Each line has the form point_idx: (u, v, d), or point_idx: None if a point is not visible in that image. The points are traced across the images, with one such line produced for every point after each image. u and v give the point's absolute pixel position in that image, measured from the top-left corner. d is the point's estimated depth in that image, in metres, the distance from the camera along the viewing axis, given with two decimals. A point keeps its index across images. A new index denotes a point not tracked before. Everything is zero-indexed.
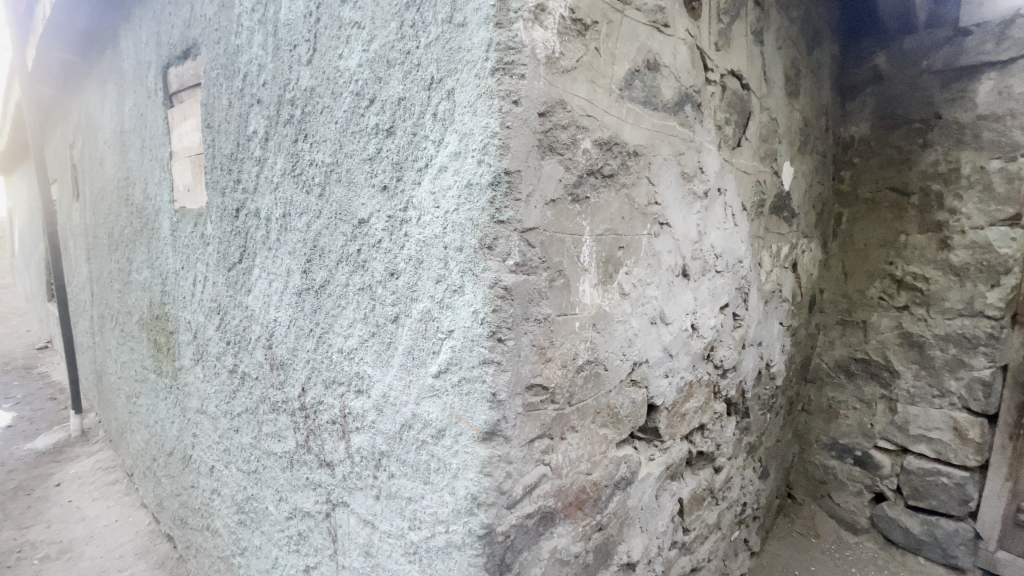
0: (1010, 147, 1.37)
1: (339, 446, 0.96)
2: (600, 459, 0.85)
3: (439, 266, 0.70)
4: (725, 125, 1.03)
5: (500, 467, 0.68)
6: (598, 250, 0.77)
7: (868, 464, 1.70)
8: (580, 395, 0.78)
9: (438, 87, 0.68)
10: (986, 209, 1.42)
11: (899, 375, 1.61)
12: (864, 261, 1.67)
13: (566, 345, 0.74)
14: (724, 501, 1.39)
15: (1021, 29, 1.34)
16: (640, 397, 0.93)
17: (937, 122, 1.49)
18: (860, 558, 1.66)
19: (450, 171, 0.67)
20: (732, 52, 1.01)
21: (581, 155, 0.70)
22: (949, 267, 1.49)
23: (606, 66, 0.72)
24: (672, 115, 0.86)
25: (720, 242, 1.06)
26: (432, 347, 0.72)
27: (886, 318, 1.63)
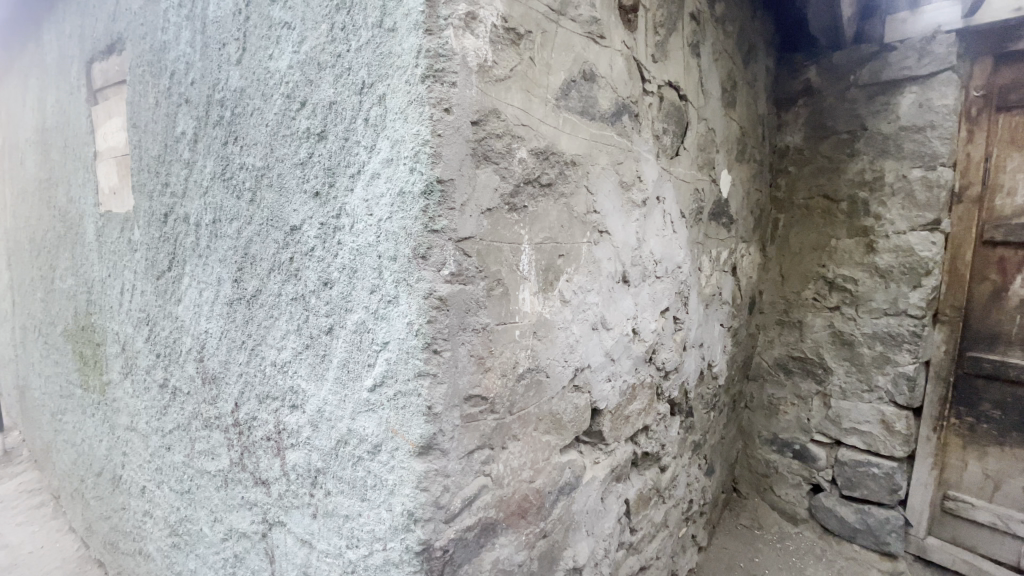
0: (928, 157, 1.48)
1: (274, 463, 0.92)
2: (543, 466, 0.85)
3: (372, 275, 0.67)
4: (663, 135, 1.06)
5: (437, 482, 0.66)
6: (537, 258, 0.77)
7: (805, 457, 1.78)
8: (521, 404, 0.77)
9: (369, 92, 0.66)
10: (908, 215, 1.52)
11: (831, 372, 1.70)
12: (798, 264, 1.75)
13: (505, 354, 0.73)
14: (670, 499, 1.42)
15: (940, 46, 1.43)
16: (583, 402, 0.93)
17: (863, 134, 1.59)
18: (800, 548, 1.74)
19: (382, 178, 0.65)
20: (668, 64, 1.04)
21: (518, 164, 0.69)
22: (875, 270, 1.58)
23: (541, 76, 0.72)
24: (610, 125, 0.88)
25: (659, 249, 1.09)
26: (367, 360, 0.70)
27: (819, 318, 1.72)
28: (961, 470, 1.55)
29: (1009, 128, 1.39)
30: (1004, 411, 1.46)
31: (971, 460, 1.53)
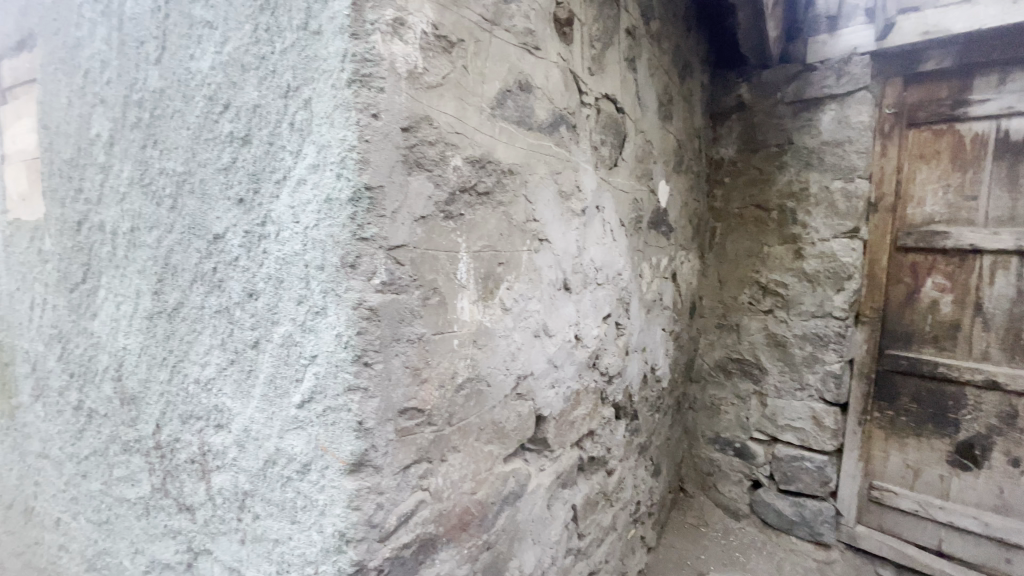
0: (847, 170, 1.59)
1: (199, 488, 0.86)
2: (485, 477, 0.83)
3: (299, 286, 0.64)
4: (602, 146, 1.08)
5: (370, 499, 0.63)
6: (476, 266, 0.75)
7: (746, 455, 1.86)
8: (461, 415, 0.75)
9: (294, 95, 0.64)
10: (831, 223, 1.62)
11: (767, 373, 1.79)
12: (735, 270, 1.84)
13: (443, 364, 0.70)
14: (618, 502, 1.44)
15: (855, 67, 1.55)
16: (526, 410, 0.93)
17: (790, 147, 1.69)
18: (743, 543, 1.80)
19: (309, 184, 0.62)
20: (605, 77, 1.07)
21: (452, 172, 0.68)
22: (804, 275, 1.68)
23: (476, 85, 0.71)
24: (547, 135, 0.89)
25: (600, 256, 1.11)
26: (296, 375, 0.67)
27: (755, 321, 1.80)
28: (884, 460, 1.65)
29: (917, 143, 1.52)
30: (919, 404, 1.58)
31: (893, 451, 1.63)
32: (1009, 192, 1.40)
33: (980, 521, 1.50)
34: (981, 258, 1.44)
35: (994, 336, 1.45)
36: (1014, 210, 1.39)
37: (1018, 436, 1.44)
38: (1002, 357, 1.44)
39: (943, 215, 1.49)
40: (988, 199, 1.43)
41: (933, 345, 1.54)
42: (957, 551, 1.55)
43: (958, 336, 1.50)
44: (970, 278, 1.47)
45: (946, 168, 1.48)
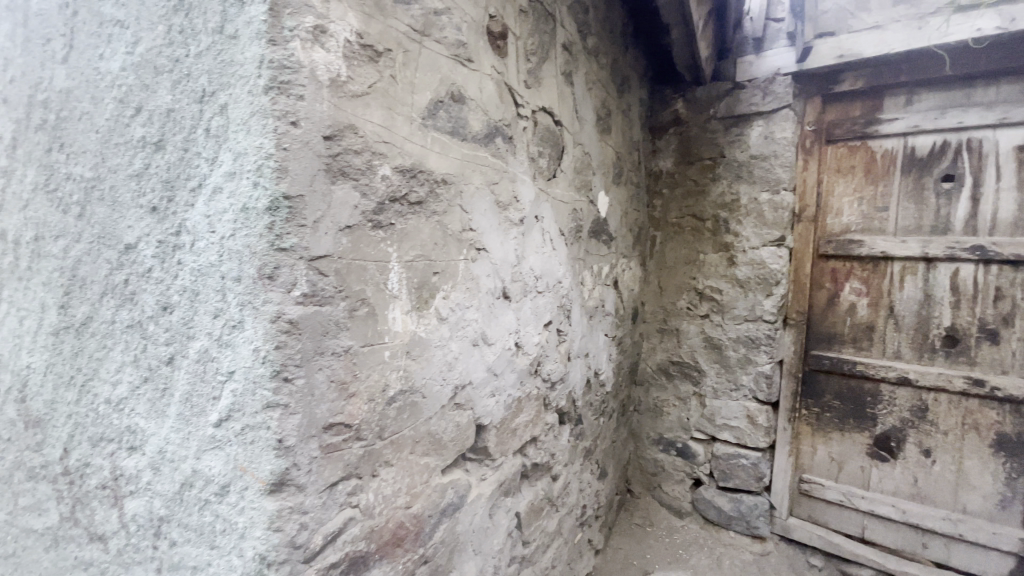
0: (774, 182, 1.68)
1: (112, 515, 0.80)
2: (421, 489, 0.81)
3: (214, 298, 0.62)
4: (539, 157, 1.10)
5: (293, 520, 0.60)
6: (408, 275, 0.73)
7: (687, 454, 1.92)
8: (393, 428, 0.73)
9: (210, 100, 0.62)
10: (761, 232, 1.71)
11: (705, 375, 1.86)
12: (674, 277, 1.91)
13: (373, 377, 0.68)
14: (564, 507, 1.45)
15: (779, 86, 1.65)
16: (466, 419, 0.91)
17: (722, 160, 1.78)
18: (685, 541, 1.86)
19: (225, 192, 0.60)
20: (541, 90, 1.09)
21: (381, 181, 0.67)
22: (736, 281, 1.76)
23: (406, 94, 0.70)
24: (482, 145, 0.88)
25: (540, 265, 1.13)
26: (213, 392, 0.64)
27: (693, 325, 1.88)
28: (812, 455, 1.75)
29: (835, 158, 1.64)
30: (841, 401, 1.69)
31: (819, 446, 1.74)
32: (915, 203, 1.52)
33: (897, 509, 1.61)
34: (892, 264, 1.56)
35: (905, 336, 1.56)
36: (919, 220, 1.52)
37: (928, 428, 1.55)
38: (913, 355, 1.56)
39: (858, 224, 1.61)
40: (897, 210, 1.55)
41: (851, 346, 1.65)
42: (878, 537, 1.66)
43: (873, 336, 1.61)
44: (882, 283, 1.59)
45: (860, 182, 1.60)
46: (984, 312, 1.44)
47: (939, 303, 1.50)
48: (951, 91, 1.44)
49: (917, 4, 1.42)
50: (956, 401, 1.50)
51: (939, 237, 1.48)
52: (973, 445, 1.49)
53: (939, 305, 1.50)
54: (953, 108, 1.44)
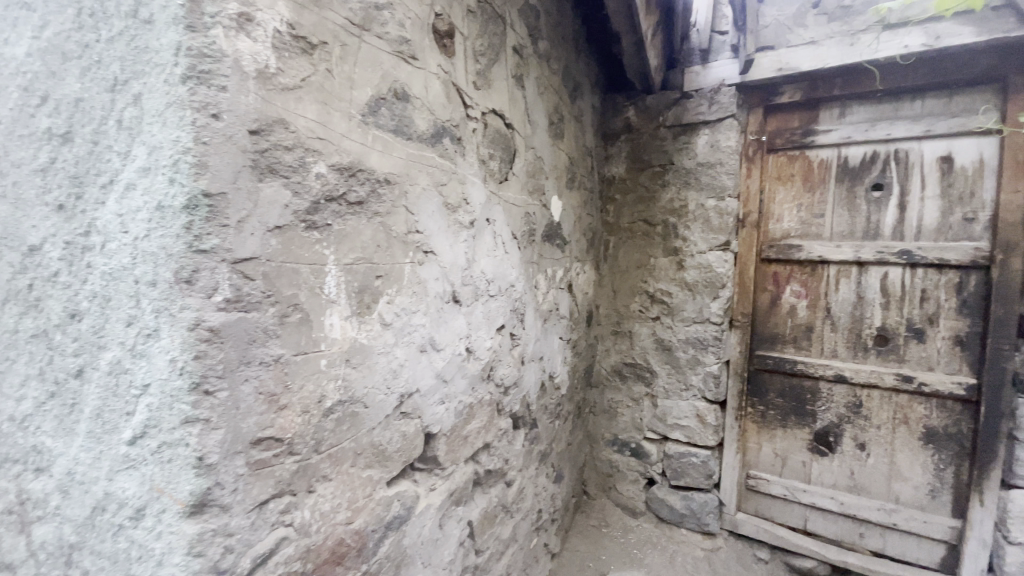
0: (719, 189, 1.73)
1: (16, 543, 0.71)
2: (364, 503, 0.76)
3: (127, 304, 0.56)
4: (489, 159, 1.07)
5: (217, 544, 0.55)
6: (347, 279, 0.69)
7: (640, 454, 1.95)
8: (331, 441, 0.69)
9: (122, 90, 0.57)
10: (707, 237, 1.75)
11: (656, 376, 1.89)
12: (627, 280, 1.94)
13: (307, 388, 0.64)
14: (519, 513, 1.42)
15: (724, 96, 1.70)
16: (413, 428, 0.85)
17: (671, 167, 1.82)
18: (640, 540, 1.89)
19: (139, 189, 0.55)
20: (491, 92, 1.06)
21: (315, 179, 0.63)
22: (685, 283, 1.80)
23: (343, 89, 0.67)
24: (429, 146, 0.84)
25: (491, 268, 1.08)
26: (126, 407, 0.58)
27: (645, 327, 1.91)
28: (757, 451, 1.82)
29: (775, 167, 1.71)
30: (783, 398, 1.76)
31: (764, 443, 1.81)
32: (848, 210, 1.60)
33: (836, 500, 1.69)
34: (828, 268, 1.64)
35: (840, 336, 1.64)
36: (852, 226, 1.60)
37: (863, 422, 1.64)
38: (848, 353, 1.64)
39: (797, 230, 1.69)
40: (832, 216, 1.63)
41: (792, 345, 1.73)
42: (819, 529, 1.74)
43: (812, 336, 1.69)
44: (819, 286, 1.67)
45: (799, 190, 1.68)
46: (911, 311, 1.53)
47: (871, 304, 1.59)
48: (880, 105, 1.53)
49: (848, 22, 1.49)
50: (887, 396, 1.59)
51: (870, 242, 1.57)
52: (903, 438, 1.58)
53: (870, 305, 1.59)
54: (882, 121, 1.53)
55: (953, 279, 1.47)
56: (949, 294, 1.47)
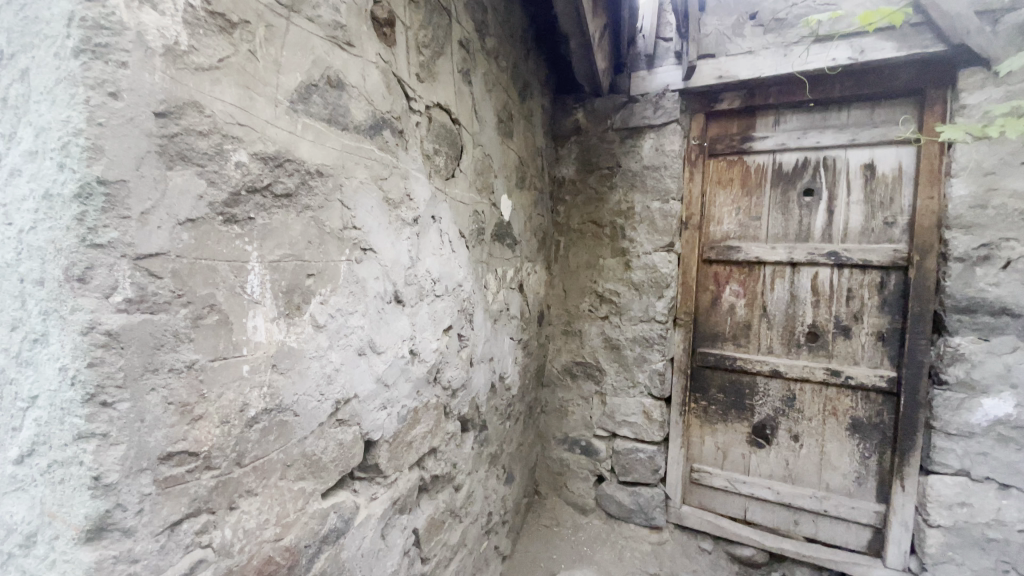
0: (664, 192, 1.77)
1: None
2: (295, 517, 0.71)
3: (11, 307, 0.49)
4: (435, 155, 1.00)
5: (118, 572, 0.50)
6: (273, 278, 0.64)
7: (590, 452, 1.97)
8: (256, 452, 0.64)
9: (7, 64, 0.50)
10: (652, 238, 1.79)
11: (605, 373, 1.91)
12: (577, 280, 1.95)
13: (227, 396, 0.59)
14: (467, 518, 1.35)
15: (668, 102, 1.74)
16: (350, 436, 0.79)
17: (618, 169, 1.84)
18: (590, 537, 1.90)
19: (25, 176, 0.49)
20: (437, 85, 1.01)
21: (235, 169, 0.58)
22: (632, 283, 1.83)
23: (269, 74, 0.62)
24: (368, 137, 0.79)
25: (437, 268, 1.00)
26: (11, 423, 0.51)
27: (594, 327, 1.92)
28: (701, 446, 1.88)
29: (716, 171, 1.77)
30: (724, 394, 1.82)
31: (706, 437, 1.87)
32: (782, 214, 1.68)
33: (773, 490, 1.77)
34: (764, 269, 1.72)
35: (776, 333, 1.72)
36: (786, 228, 1.68)
37: (796, 415, 1.72)
38: (783, 349, 1.72)
39: (736, 232, 1.75)
40: (768, 219, 1.70)
41: (732, 343, 1.79)
42: (758, 518, 1.81)
43: (750, 334, 1.76)
44: (757, 286, 1.74)
45: (738, 194, 1.75)
46: (838, 310, 1.63)
47: (802, 302, 1.67)
48: (811, 114, 1.62)
49: (783, 34, 1.56)
50: (818, 389, 1.68)
51: (802, 244, 1.65)
52: (832, 428, 1.67)
53: (802, 304, 1.67)
54: (813, 129, 1.62)
55: (876, 279, 1.56)
56: (872, 293, 1.57)
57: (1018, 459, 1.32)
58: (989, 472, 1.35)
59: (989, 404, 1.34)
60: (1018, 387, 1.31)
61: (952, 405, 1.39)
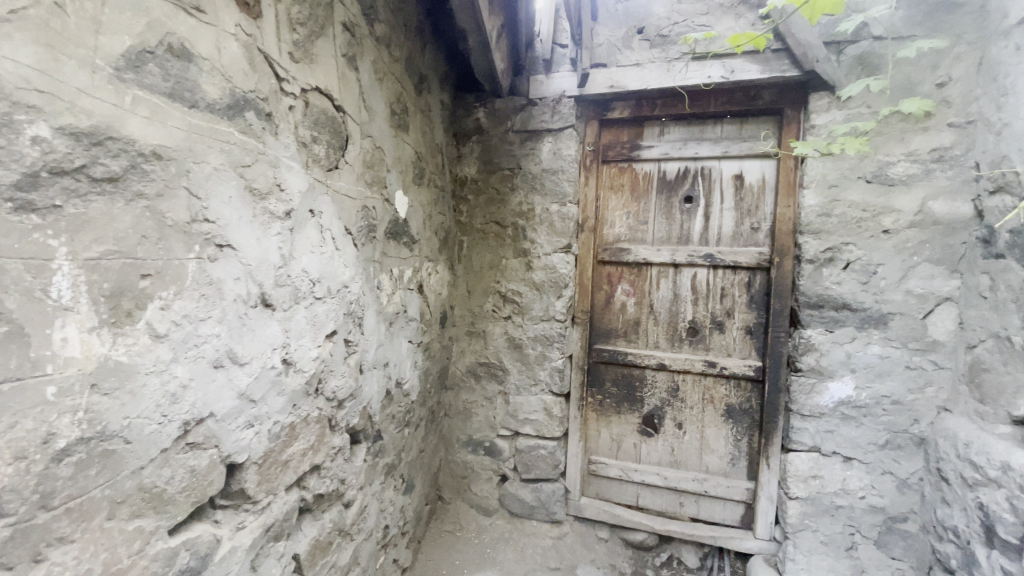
0: (561, 195, 1.79)
1: None
2: (130, 563, 0.60)
3: None
4: (313, 143, 0.91)
5: None
6: (92, 280, 0.53)
7: (493, 453, 1.95)
8: (72, 490, 0.53)
9: None
10: (552, 239, 1.81)
11: (508, 373, 1.90)
12: (479, 281, 1.92)
13: (23, 428, 0.48)
14: (361, 533, 1.26)
15: (565, 106, 1.77)
16: (205, 461, 0.69)
17: (519, 171, 1.84)
18: (493, 538, 1.89)
19: None
20: (315, 68, 0.92)
21: (32, 147, 0.47)
22: (533, 283, 1.84)
23: (83, 33, 0.52)
24: (223, 118, 0.70)
25: (316, 267, 0.91)
26: None
27: (496, 327, 1.91)
28: (598, 439, 1.95)
29: (609, 177, 1.85)
30: (617, 387, 1.91)
31: (602, 430, 1.94)
32: (666, 218, 1.79)
33: (661, 476, 1.88)
34: (651, 269, 1.82)
35: (662, 329, 1.83)
36: (670, 231, 1.79)
37: (680, 405, 1.85)
38: (668, 345, 1.83)
39: (627, 234, 1.84)
40: (654, 223, 1.81)
41: (625, 339, 1.88)
42: (649, 503, 1.92)
43: (640, 330, 1.86)
44: (646, 285, 1.84)
45: (628, 199, 1.84)
46: (714, 307, 1.77)
47: (684, 300, 1.80)
48: (690, 126, 1.75)
49: (666, 50, 1.65)
50: (698, 381, 1.81)
51: (683, 247, 1.77)
52: (710, 415, 1.81)
53: (683, 302, 1.80)
54: (692, 141, 1.74)
55: (744, 279, 1.72)
56: (741, 291, 1.73)
57: (857, 434, 1.52)
58: (836, 447, 1.54)
59: (834, 387, 1.53)
60: (856, 371, 1.50)
61: (806, 389, 1.56)
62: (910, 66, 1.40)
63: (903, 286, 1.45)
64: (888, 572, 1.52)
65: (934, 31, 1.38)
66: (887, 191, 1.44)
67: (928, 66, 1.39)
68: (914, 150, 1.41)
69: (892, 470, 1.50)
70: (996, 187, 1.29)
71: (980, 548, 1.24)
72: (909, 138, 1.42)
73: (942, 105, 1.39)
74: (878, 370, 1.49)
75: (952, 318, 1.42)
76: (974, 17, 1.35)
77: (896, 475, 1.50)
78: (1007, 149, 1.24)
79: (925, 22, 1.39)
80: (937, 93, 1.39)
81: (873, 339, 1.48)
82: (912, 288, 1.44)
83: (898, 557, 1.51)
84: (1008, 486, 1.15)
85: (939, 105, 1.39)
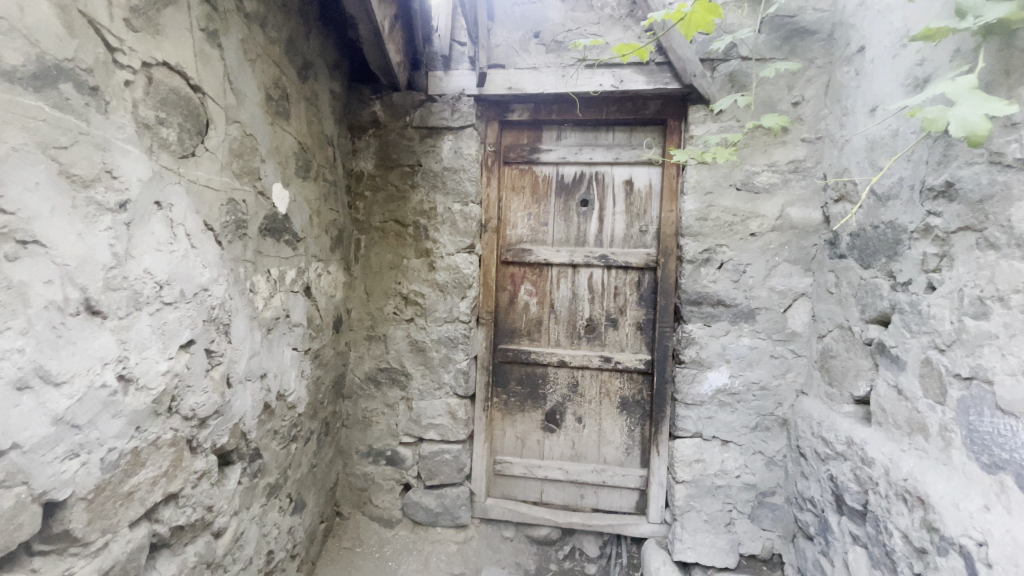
0: (463, 194, 1.76)
1: None
2: None
3: None
4: (159, 126, 0.80)
5: None
6: None
7: (395, 462, 1.87)
8: None
9: None
10: (454, 239, 1.77)
11: (411, 377, 1.83)
12: (379, 282, 1.84)
13: None
14: (236, 564, 1.13)
15: (464, 104, 1.74)
16: (10, 502, 0.57)
17: (418, 168, 1.78)
18: (394, 550, 1.82)
19: None
20: (162, 41, 0.81)
21: None
22: (436, 284, 1.79)
23: None
24: (25, 89, 0.58)
25: (165, 267, 0.80)
26: None
27: (397, 330, 1.83)
28: (502, 438, 1.95)
29: (510, 178, 1.87)
30: (521, 386, 1.93)
31: (507, 429, 1.95)
32: (565, 220, 1.84)
33: (562, 470, 1.92)
34: (551, 270, 1.86)
35: (562, 327, 1.88)
36: (568, 233, 1.84)
37: (579, 400, 1.90)
38: (568, 342, 1.88)
39: (529, 235, 1.87)
40: (554, 225, 1.85)
41: (527, 338, 1.90)
42: (552, 498, 1.96)
43: (541, 329, 1.89)
44: (547, 285, 1.87)
45: (529, 200, 1.86)
46: (608, 305, 1.84)
47: (582, 299, 1.86)
48: (585, 132, 1.81)
49: (561, 56, 1.69)
50: (596, 375, 1.88)
51: (580, 248, 1.83)
52: (607, 409, 1.89)
53: (581, 301, 1.86)
54: (586, 147, 1.81)
55: (635, 278, 1.82)
56: (632, 289, 1.82)
57: (732, 419, 1.66)
58: (715, 432, 1.68)
59: (713, 376, 1.66)
60: (730, 361, 1.65)
61: (689, 379, 1.68)
62: (771, 86, 1.56)
63: (768, 283, 1.61)
64: (760, 542, 1.68)
65: (790, 54, 1.55)
66: (754, 198, 1.59)
67: (785, 86, 1.56)
68: (775, 161, 1.58)
69: (762, 450, 1.66)
70: (839, 196, 1.47)
71: (832, 515, 1.39)
72: (771, 150, 1.58)
73: (797, 122, 1.56)
74: (748, 360, 1.64)
75: (806, 312, 1.60)
76: (823, 44, 1.54)
77: (765, 453, 1.66)
78: (848, 162, 1.43)
79: (783, 47, 1.55)
80: (793, 111, 1.56)
81: (743, 332, 1.63)
82: (775, 286, 1.60)
83: (768, 528, 1.67)
84: (852, 458, 1.30)
85: (795, 121, 1.56)
